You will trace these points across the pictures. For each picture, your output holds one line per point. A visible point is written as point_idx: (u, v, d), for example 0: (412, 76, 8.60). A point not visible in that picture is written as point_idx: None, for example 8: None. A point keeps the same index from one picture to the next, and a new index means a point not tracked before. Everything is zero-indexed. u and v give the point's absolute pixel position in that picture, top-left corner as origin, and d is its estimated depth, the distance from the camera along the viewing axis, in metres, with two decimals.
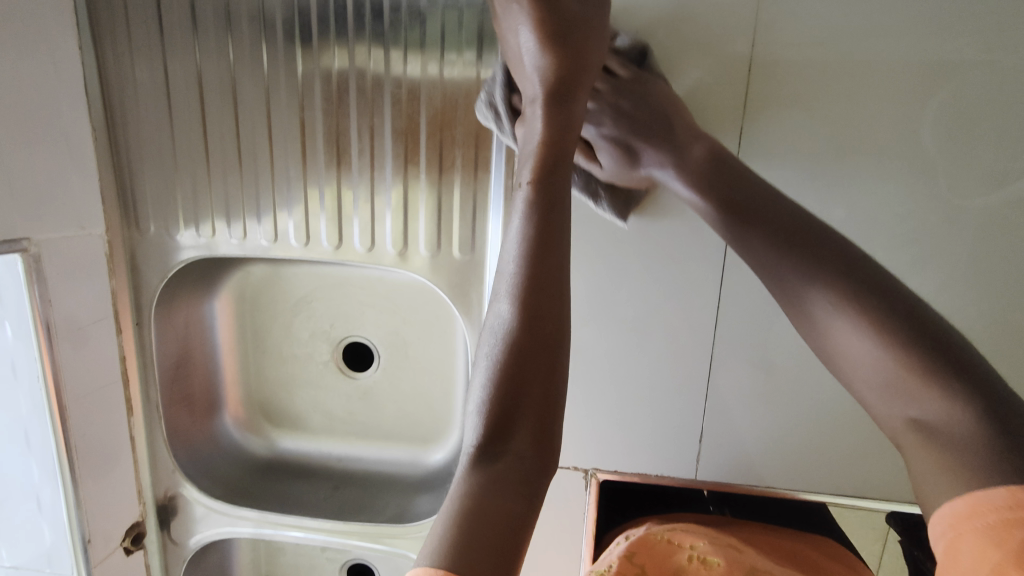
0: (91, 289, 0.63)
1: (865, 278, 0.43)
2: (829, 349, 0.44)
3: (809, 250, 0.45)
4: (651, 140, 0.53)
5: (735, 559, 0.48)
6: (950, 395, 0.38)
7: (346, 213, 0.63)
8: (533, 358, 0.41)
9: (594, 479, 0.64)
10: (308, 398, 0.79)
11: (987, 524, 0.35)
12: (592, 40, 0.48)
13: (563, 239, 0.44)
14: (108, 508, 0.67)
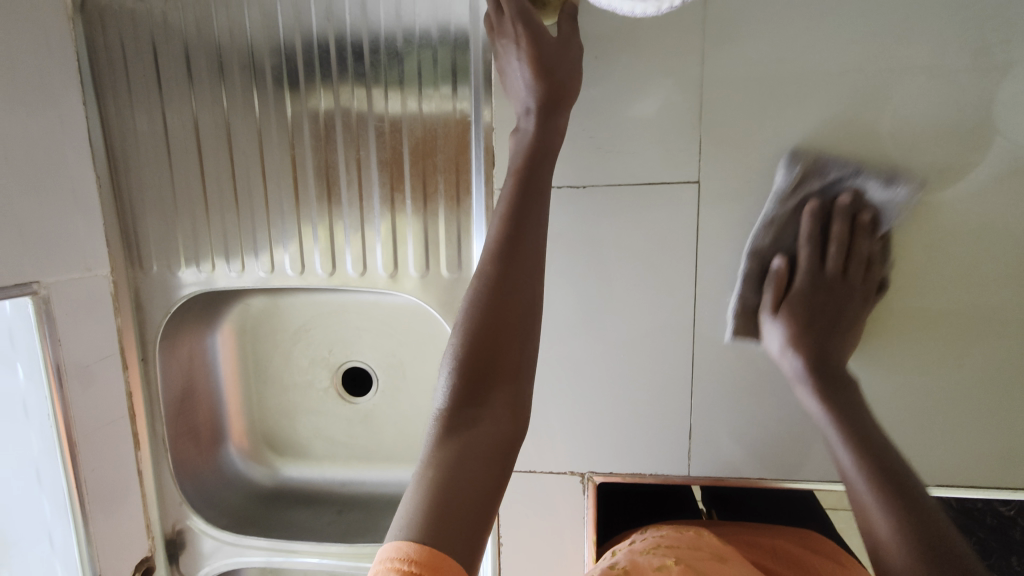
0: (98, 328, 0.66)
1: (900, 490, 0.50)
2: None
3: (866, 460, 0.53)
4: (825, 329, 0.59)
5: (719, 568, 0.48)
6: None
7: (339, 243, 0.67)
8: (506, 325, 0.44)
9: (591, 483, 0.66)
10: (309, 425, 0.81)
11: None
12: (561, 57, 0.53)
13: (535, 226, 0.49)
14: (118, 543, 0.69)
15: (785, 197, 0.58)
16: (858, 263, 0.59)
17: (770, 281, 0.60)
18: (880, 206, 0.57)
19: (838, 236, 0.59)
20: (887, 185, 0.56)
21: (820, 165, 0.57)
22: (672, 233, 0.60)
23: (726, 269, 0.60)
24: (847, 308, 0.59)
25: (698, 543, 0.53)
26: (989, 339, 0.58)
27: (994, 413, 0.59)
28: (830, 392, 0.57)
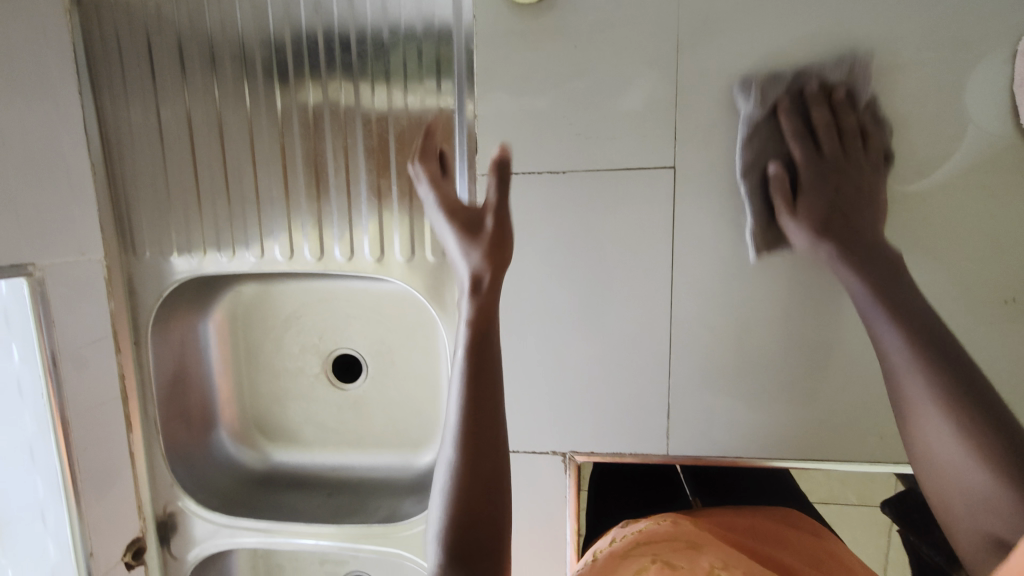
0: (91, 310, 0.67)
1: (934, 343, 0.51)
2: (934, 450, 0.48)
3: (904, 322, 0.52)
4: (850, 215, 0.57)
5: (696, 560, 0.49)
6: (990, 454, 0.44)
7: (326, 228, 0.69)
8: (480, 497, 0.50)
9: (572, 462, 0.68)
10: (300, 411, 0.83)
11: None
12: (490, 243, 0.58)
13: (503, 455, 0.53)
14: (110, 522, 0.70)
15: (753, 111, 0.58)
16: (853, 139, 0.58)
17: (789, 223, 0.58)
18: (852, 90, 0.57)
19: (823, 120, 0.57)
20: (840, 64, 0.57)
21: (771, 77, 0.57)
22: (649, 217, 0.62)
23: (703, 253, 0.61)
24: (857, 190, 0.58)
25: (672, 537, 0.54)
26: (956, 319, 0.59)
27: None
28: (868, 270, 0.56)
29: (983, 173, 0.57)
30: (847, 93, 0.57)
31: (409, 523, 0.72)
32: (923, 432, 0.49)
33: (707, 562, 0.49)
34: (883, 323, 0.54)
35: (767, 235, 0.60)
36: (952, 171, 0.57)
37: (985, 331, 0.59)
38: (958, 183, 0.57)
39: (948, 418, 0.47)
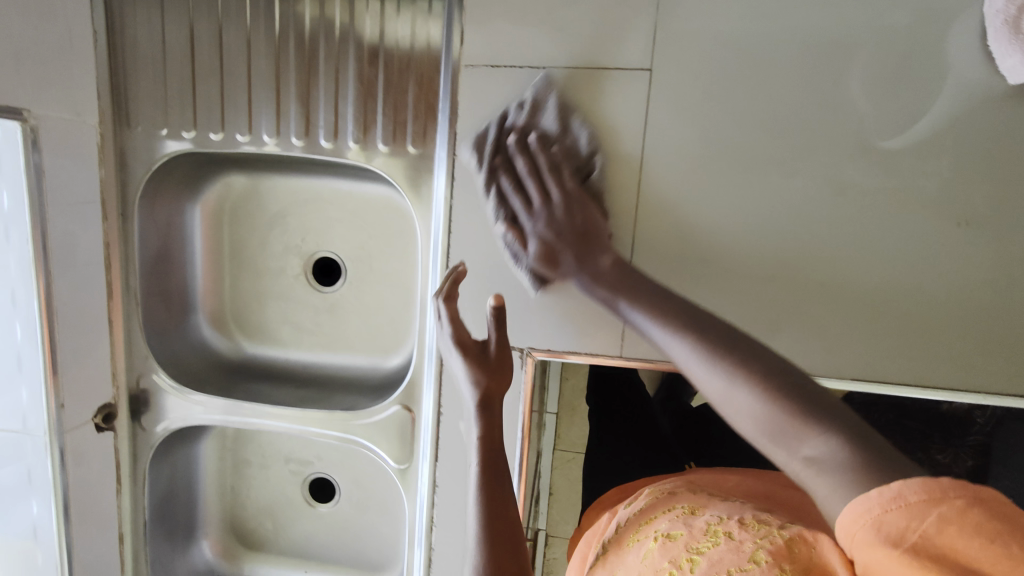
0: (81, 171, 0.69)
1: (687, 314, 0.49)
2: (711, 401, 0.45)
3: (653, 303, 0.52)
4: (587, 236, 0.59)
5: (692, 525, 0.55)
6: (792, 413, 0.39)
7: (313, 108, 0.68)
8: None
9: (530, 357, 0.67)
10: (277, 310, 0.86)
11: (911, 505, 0.32)
12: (491, 363, 0.60)
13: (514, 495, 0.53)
14: (85, 382, 0.73)
15: (479, 168, 0.63)
16: (566, 165, 0.62)
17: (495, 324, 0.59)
18: (535, 125, 0.63)
19: (526, 166, 0.61)
20: (523, 103, 0.63)
21: (484, 136, 0.63)
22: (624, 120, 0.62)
23: (675, 155, 0.62)
24: (581, 202, 0.60)
25: (668, 509, 0.60)
26: (911, 241, 0.60)
27: (914, 316, 0.62)
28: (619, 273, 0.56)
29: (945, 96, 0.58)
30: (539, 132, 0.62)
31: (369, 414, 0.74)
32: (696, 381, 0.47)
33: (702, 524, 0.54)
34: (638, 312, 0.52)
35: (734, 144, 0.61)
36: (928, 90, 0.58)
37: (937, 255, 0.60)
38: (931, 104, 0.58)
39: (705, 365, 0.45)
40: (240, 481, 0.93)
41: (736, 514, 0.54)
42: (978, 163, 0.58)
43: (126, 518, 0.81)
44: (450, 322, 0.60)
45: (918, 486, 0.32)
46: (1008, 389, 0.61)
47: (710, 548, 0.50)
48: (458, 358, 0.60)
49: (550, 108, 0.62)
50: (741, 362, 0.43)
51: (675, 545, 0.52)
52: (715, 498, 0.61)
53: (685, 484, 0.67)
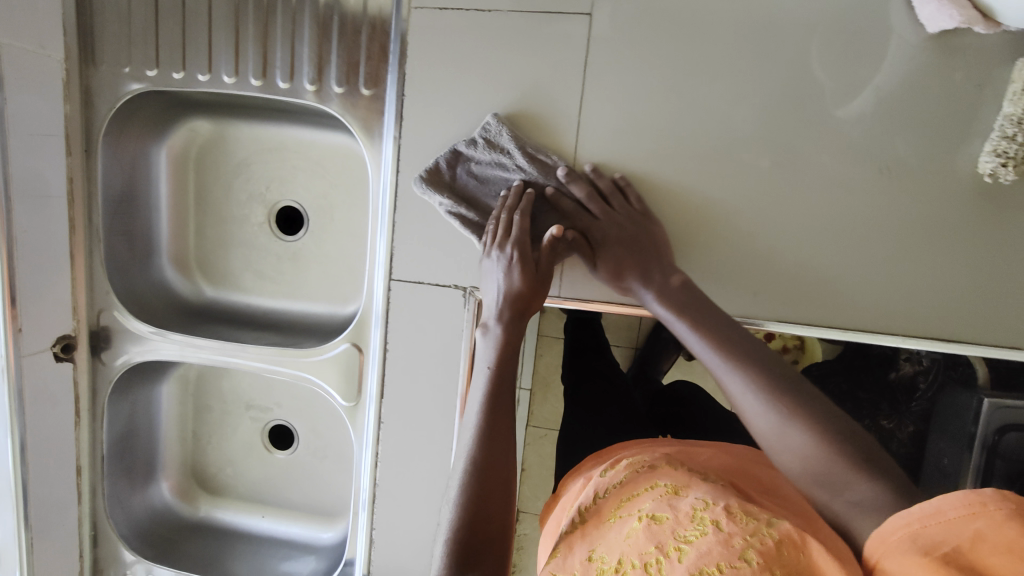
0: (44, 102, 0.71)
1: (752, 351, 0.55)
2: (759, 432, 0.51)
3: (718, 335, 0.56)
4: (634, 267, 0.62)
5: (679, 506, 0.50)
6: (843, 457, 0.47)
7: (271, 48, 0.70)
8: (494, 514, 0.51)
9: (473, 298, 0.70)
10: (241, 257, 0.88)
11: (956, 514, 0.36)
12: (540, 280, 0.62)
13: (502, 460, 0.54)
14: (43, 310, 0.75)
15: (449, 203, 0.66)
16: (611, 195, 0.64)
17: (507, 264, 0.62)
18: (502, 162, 0.66)
19: (582, 194, 0.64)
20: (475, 143, 0.66)
21: (439, 183, 0.67)
22: (567, 61, 0.64)
23: (616, 99, 0.64)
24: (644, 225, 0.63)
25: (649, 482, 0.55)
26: (853, 184, 0.60)
27: (844, 258, 0.62)
28: (663, 298, 0.60)
29: (890, 35, 0.58)
30: (535, 157, 0.65)
31: (319, 351, 0.76)
32: (745, 414, 0.53)
33: (689, 508, 0.49)
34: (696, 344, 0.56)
35: (675, 87, 0.62)
36: (869, 31, 0.58)
37: (880, 199, 0.60)
38: (872, 44, 0.58)
39: (766, 404, 0.51)
40: (200, 424, 0.95)
41: (722, 497, 0.50)
42: (909, 101, 0.58)
43: (84, 450, 0.83)
44: (520, 231, 0.63)
45: (961, 498, 0.37)
46: (936, 334, 0.61)
47: (696, 540, 0.46)
48: (507, 258, 0.62)
49: (503, 138, 0.65)
50: (799, 406, 0.50)
51: (664, 531, 0.48)
52: (700, 475, 0.55)
53: (666, 453, 0.61)
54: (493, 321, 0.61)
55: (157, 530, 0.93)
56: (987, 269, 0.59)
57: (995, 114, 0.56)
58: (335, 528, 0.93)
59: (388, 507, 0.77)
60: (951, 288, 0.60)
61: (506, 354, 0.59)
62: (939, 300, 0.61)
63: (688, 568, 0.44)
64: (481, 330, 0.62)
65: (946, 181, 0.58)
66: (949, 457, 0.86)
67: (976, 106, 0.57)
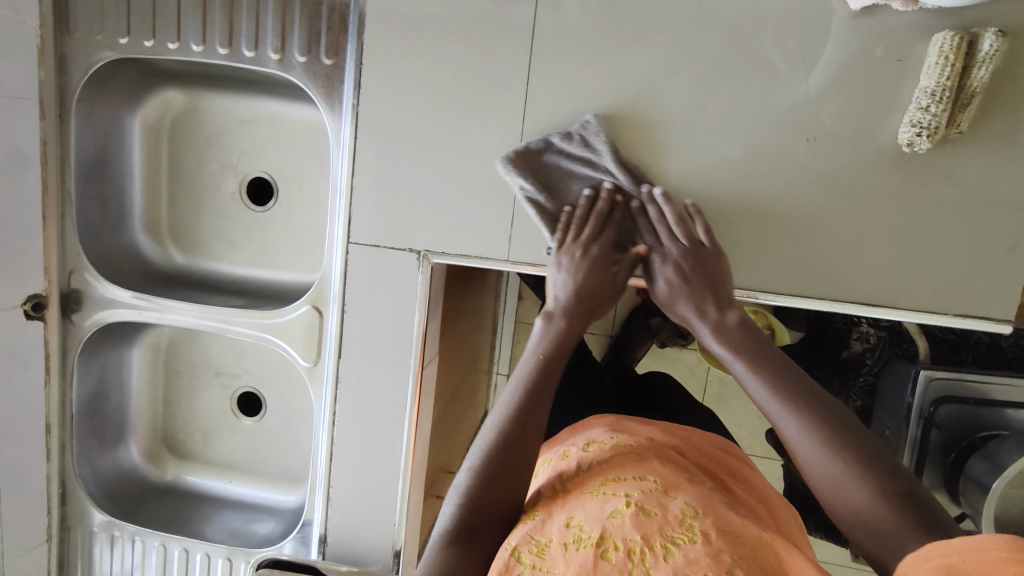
0: (18, 66, 0.73)
1: (810, 392, 0.51)
2: (811, 477, 0.49)
3: (775, 372, 0.52)
4: (690, 294, 0.61)
5: (667, 505, 0.51)
6: (899, 521, 0.44)
7: (237, 18, 0.73)
8: (500, 492, 0.55)
9: (426, 260, 0.73)
10: (213, 226, 0.91)
11: (998, 554, 0.34)
12: (610, 288, 0.65)
13: (524, 445, 0.57)
14: (14, 267, 0.77)
15: (526, 189, 0.67)
16: (677, 221, 0.64)
17: (581, 266, 0.64)
18: (591, 160, 0.66)
19: (657, 216, 0.64)
20: (571, 138, 0.66)
21: (524, 167, 0.67)
22: (514, 32, 0.67)
23: (562, 70, 0.67)
24: (708, 258, 0.62)
25: (639, 473, 0.56)
26: (782, 154, 0.63)
27: (778, 224, 0.65)
28: (718, 332, 0.57)
29: (816, 9, 0.61)
30: (628, 170, 0.66)
31: (281, 312, 0.79)
32: (799, 459, 0.50)
33: (679, 512, 0.51)
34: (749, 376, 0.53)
35: (616, 59, 0.65)
36: (796, 6, 0.61)
37: (808, 169, 0.63)
38: (800, 19, 0.61)
39: (822, 452, 0.48)
40: (170, 388, 0.97)
41: (708, 509, 0.51)
42: (833, 73, 0.61)
43: (54, 409, 0.86)
44: (593, 243, 0.65)
45: (1005, 542, 0.35)
46: (862, 298, 0.64)
47: (683, 545, 0.48)
48: (576, 267, 0.65)
49: (601, 142, 0.66)
50: (857, 456, 0.47)
51: (653, 526, 0.49)
52: (686, 476, 0.58)
53: (650, 440, 0.64)
54: (559, 317, 0.63)
55: (125, 490, 0.95)
56: (910, 236, 0.62)
57: (914, 88, 0.60)
58: (299, 492, 0.95)
59: (346, 465, 0.80)
60: (877, 255, 0.63)
61: (552, 352, 0.61)
62: (867, 267, 0.64)
63: (673, 568, 0.45)
64: (544, 317, 0.64)
65: (870, 150, 0.62)
66: (893, 429, 0.87)
67: (895, 78, 0.60)
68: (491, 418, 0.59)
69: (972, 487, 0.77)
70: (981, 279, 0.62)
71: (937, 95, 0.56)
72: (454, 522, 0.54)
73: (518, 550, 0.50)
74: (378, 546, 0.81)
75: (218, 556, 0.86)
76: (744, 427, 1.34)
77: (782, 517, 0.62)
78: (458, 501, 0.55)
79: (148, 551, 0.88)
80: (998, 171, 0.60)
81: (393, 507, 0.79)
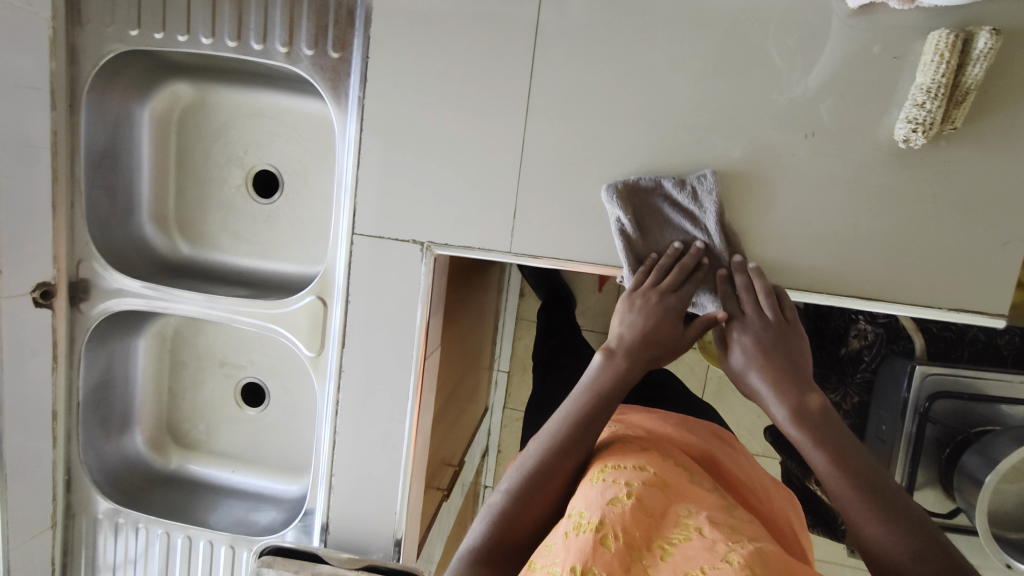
0: (30, 56, 0.75)
1: (878, 482, 0.52)
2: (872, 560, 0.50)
3: (845, 456, 0.54)
4: (765, 369, 0.60)
5: (665, 508, 0.53)
6: None
7: (245, 12, 0.74)
8: (531, 510, 0.58)
9: (430, 252, 0.74)
10: (219, 218, 0.92)
11: None
12: (676, 343, 0.66)
13: (564, 465, 0.60)
14: (24, 256, 0.78)
15: (619, 221, 0.68)
16: (762, 296, 0.64)
17: (649, 315, 0.65)
18: (694, 214, 0.67)
19: (744, 286, 0.64)
20: (684, 186, 0.66)
21: (624, 200, 0.67)
22: (517, 28, 0.68)
23: (565, 64, 0.68)
24: (789, 338, 0.62)
25: (642, 465, 0.58)
26: (781, 149, 0.65)
27: (778, 218, 0.66)
28: (790, 408, 0.57)
29: (814, 6, 0.62)
30: (726, 234, 0.66)
31: (286, 303, 0.80)
32: (862, 542, 0.51)
33: (676, 514, 0.53)
34: (814, 452, 0.55)
35: (617, 55, 0.67)
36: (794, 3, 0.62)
37: (806, 164, 0.64)
38: (798, 17, 0.62)
39: (883, 533, 0.50)
40: (176, 379, 0.99)
41: (704, 509, 0.53)
42: (831, 70, 0.62)
43: (61, 396, 0.87)
44: (669, 297, 0.66)
45: None
46: (858, 292, 0.65)
47: (680, 542, 0.49)
48: (649, 321, 0.65)
49: (709, 201, 0.66)
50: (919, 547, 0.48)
51: (650, 526, 0.51)
52: (685, 472, 0.60)
53: (648, 432, 0.68)
54: (619, 357, 0.64)
55: (130, 478, 0.96)
56: (906, 230, 0.63)
57: (910, 85, 0.61)
58: (301, 482, 0.96)
59: (348, 454, 0.81)
60: (870, 249, 0.64)
61: (609, 392, 0.62)
62: (859, 261, 0.65)
63: (672, 568, 0.47)
64: (605, 353, 0.65)
65: (867, 146, 0.63)
66: (888, 424, 0.88)
67: (891, 75, 0.61)
68: (535, 444, 0.62)
69: (966, 481, 0.78)
70: (975, 273, 0.63)
71: (932, 92, 0.57)
72: (484, 536, 0.58)
73: (531, 562, 0.51)
74: (379, 535, 0.82)
75: (220, 543, 0.88)
76: (743, 423, 1.35)
77: (771, 499, 0.66)
78: (491, 516, 0.59)
79: (152, 539, 0.90)
80: (992, 167, 0.61)
81: (394, 496, 0.81)
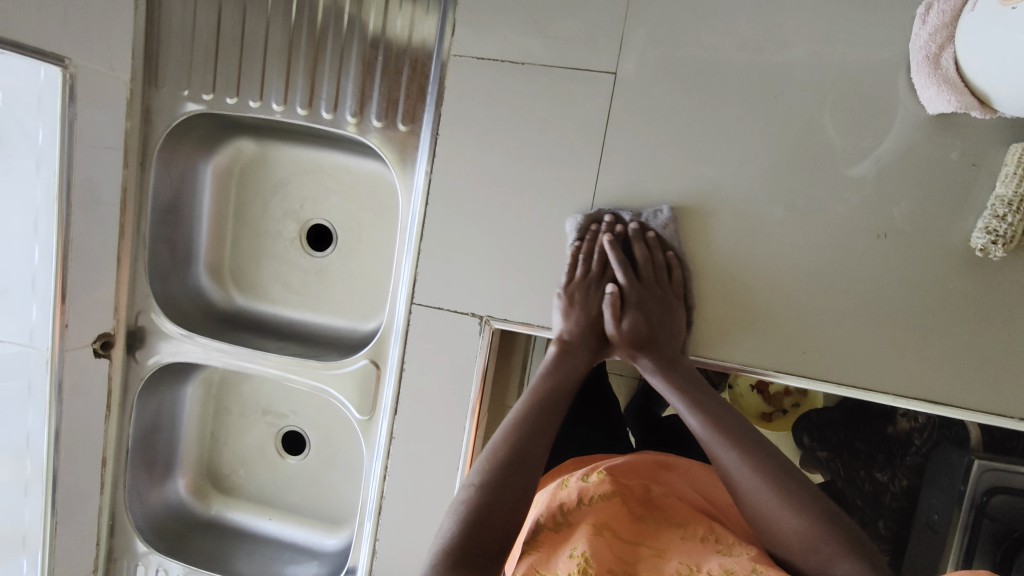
0: (108, 118, 0.77)
1: (713, 400, 0.66)
2: (718, 463, 0.62)
3: (693, 389, 0.66)
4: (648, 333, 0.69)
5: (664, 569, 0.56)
6: (778, 486, 0.58)
7: (318, 82, 0.76)
8: (495, 514, 0.58)
9: (488, 325, 0.75)
10: (272, 269, 0.94)
11: None
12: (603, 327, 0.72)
13: (529, 457, 0.62)
14: (89, 307, 0.80)
15: (576, 246, 0.70)
16: (659, 268, 0.70)
17: (584, 304, 0.71)
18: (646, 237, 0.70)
19: (642, 256, 0.69)
20: (638, 215, 0.69)
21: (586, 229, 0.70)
22: (589, 115, 0.69)
23: (634, 152, 0.68)
24: (670, 301, 0.69)
25: (636, 532, 0.61)
26: (849, 243, 0.64)
27: (843, 316, 0.65)
28: (667, 366, 0.68)
29: (888, 112, 0.62)
30: (657, 233, 0.69)
31: (341, 365, 0.81)
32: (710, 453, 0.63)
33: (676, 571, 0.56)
34: (671, 392, 0.67)
35: (688, 146, 0.67)
36: (869, 108, 0.63)
37: (870, 259, 0.64)
38: (872, 121, 0.63)
39: (721, 440, 0.62)
40: (219, 423, 0.99)
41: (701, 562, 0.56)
42: (905, 173, 0.62)
43: (111, 442, 0.88)
44: (592, 285, 0.71)
45: None
46: (924, 394, 0.64)
47: None
48: (584, 308, 0.71)
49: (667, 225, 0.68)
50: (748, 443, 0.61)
51: None
52: (681, 528, 0.62)
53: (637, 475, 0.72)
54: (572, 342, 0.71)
55: (169, 524, 0.96)
56: (977, 332, 0.62)
57: (988, 193, 0.61)
58: (339, 535, 0.96)
59: (394, 517, 0.81)
60: (938, 350, 0.63)
61: (567, 376, 0.69)
62: (925, 360, 0.64)
63: None
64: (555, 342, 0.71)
65: (940, 249, 0.62)
66: (941, 514, 0.90)
67: (967, 181, 0.61)
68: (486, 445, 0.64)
69: None
70: None
71: (1012, 205, 0.57)
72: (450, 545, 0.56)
73: None
74: None
75: None
76: None
77: None
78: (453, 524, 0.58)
79: None
80: None
81: None
